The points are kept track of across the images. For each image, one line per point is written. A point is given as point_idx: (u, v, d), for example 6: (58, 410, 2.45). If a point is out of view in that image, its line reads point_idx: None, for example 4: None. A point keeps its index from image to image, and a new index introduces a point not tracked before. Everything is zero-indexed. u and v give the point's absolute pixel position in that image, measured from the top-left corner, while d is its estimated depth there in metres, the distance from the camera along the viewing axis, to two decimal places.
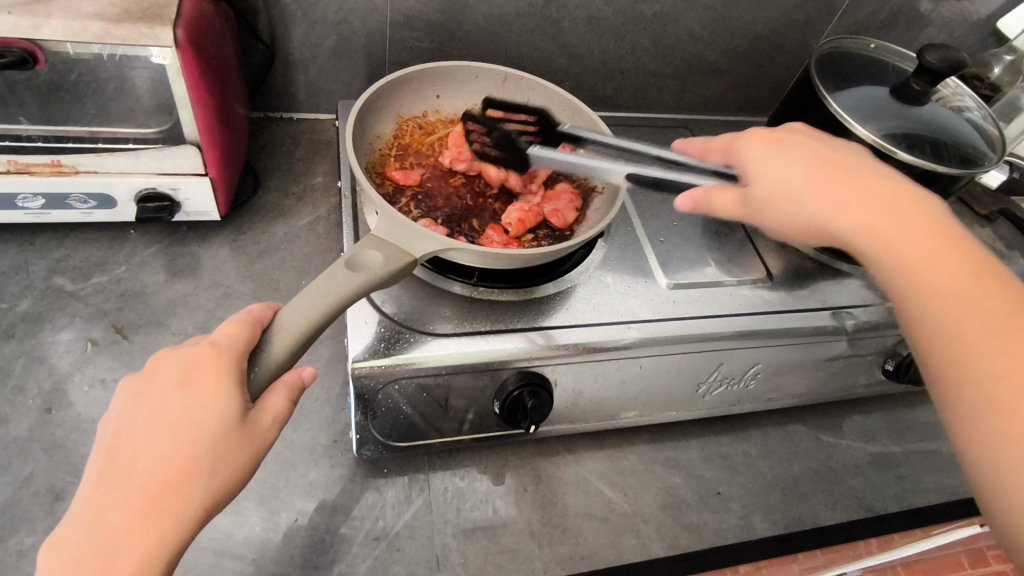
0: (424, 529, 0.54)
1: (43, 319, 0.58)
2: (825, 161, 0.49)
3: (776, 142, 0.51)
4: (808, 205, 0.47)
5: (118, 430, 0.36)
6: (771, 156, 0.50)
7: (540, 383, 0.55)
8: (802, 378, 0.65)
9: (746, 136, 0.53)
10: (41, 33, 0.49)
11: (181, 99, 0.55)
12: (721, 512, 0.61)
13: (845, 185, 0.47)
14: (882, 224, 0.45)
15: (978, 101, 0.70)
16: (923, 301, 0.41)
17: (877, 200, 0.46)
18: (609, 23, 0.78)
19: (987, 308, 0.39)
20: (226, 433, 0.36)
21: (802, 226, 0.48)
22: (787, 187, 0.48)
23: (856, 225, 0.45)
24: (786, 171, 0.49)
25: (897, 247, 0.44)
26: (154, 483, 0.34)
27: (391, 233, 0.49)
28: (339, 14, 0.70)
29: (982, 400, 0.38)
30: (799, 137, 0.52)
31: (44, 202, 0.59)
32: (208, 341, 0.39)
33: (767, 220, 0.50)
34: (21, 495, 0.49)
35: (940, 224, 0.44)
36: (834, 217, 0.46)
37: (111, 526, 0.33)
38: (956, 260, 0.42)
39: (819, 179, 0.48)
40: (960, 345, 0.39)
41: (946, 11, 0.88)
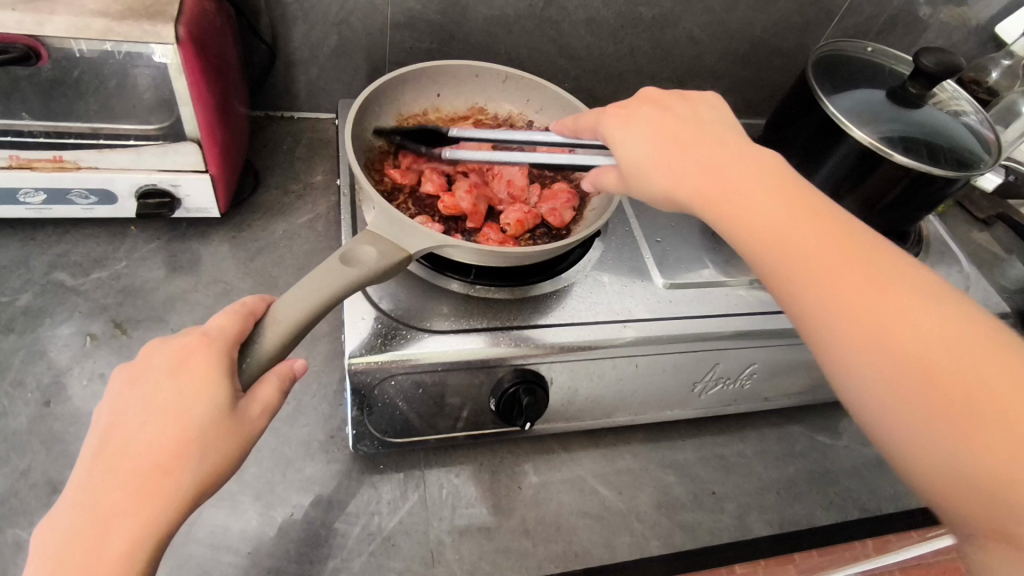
0: (419, 525, 0.55)
1: (43, 314, 0.59)
2: (688, 136, 0.46)
3: (626, 114, 0.49)
4: (663, 179, 0.45)
5: (110, 416, 0.36)
6: (623, 133, 0.48)
7: (535, 380, 0.55)
8: (798, 379, 0.66)
9: (603, 110, 0.51)
10: (44, 29, 0.49)
11: (182, 96, 0.56)
12: (716, 512, 0.61)
13: (725, 158, 0.44)
14: (720, 188, 0.43)
15: (974, 105, 0.70)
16: (791, 276, 0.39)
17: (707, 173, 0.44)
18: (608, 25, 0.78)
19: (860, 282, 0.37)
20: (216, 420, 0.36)
21: (659, 199, 0.47)
22: (649, 157, 0.47)
23: (698, 193, 0.44)
24: (642, 143, 0.47)
25: (739, 210, 0.42)
26: (144, 468, 0.34)
27: (388, 229, 0.49)
28: (339, 14, 0.71)
29: (871, 377, 0.36)
30: (640, 111, 0.49)
31: (45, 197, 0.60)
32: (201, 330, 0.39)
33: (642, 192, 0.48)
34: (19, 487, 0.49)
35: (793, 187, 0.42)
36: (691, 195, 0.44)
37: (102, 509, 0.33)
38: (830, 229, 0.40)
39: (687, 155, 0.45)
40: (839, 322, 0.37)
41: (945, 16, 0.88)
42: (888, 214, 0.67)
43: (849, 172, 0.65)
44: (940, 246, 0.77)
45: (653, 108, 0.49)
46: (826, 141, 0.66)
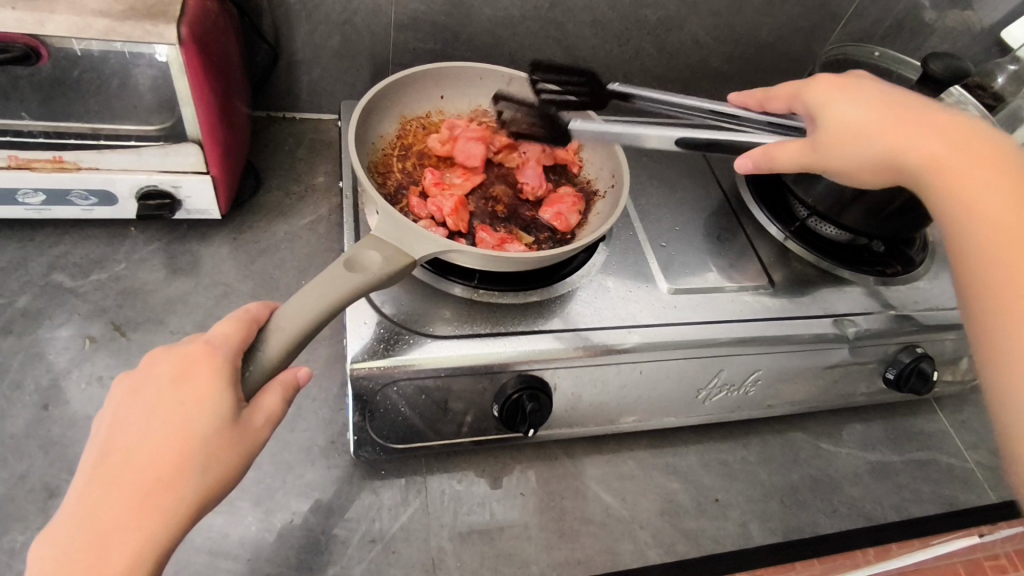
0: (420, 531, 0.54)
1: (41, 315, 0.58)
2: (907, 112, 0.48)
3: (845, 83, 0.51)
4: (886, 146, 0.47)
5: (111, 427, 0.36)
6: (842, 101, 0.50)
7: (539, 387, 0.54)
8: (803, 386, 0.65)
9: (814, 80, 0.53)
10: (45, 28, 0.48)
11: (183, 96, 0.55)
12: (719, 519, 0.60)
13: (918, 125, 0.46)
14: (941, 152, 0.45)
15: (980, 110, 0.70)
16: (980, 236, 0.42)
17: (954, 147, 0.45)
18: (612, 27, 0.78)
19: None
20: (219, 431, 0.36)
21: (867, 162, 0.48)
22: (860, 124, 0.48)
23: (929, 149, 0.45)
24: (861, 108, 0.49)
25: (970, 184, 0.43)
26: (146, 480, 0.34)
27: (391, 234, 0.48)
28: (343, 15, 0.70)
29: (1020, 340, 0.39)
30: (887, 88, 0.50)
31: (44, 198, 0.59)
32: (203, 339, 0.39)
33: (831, 161, 0.50)
34: (16, 491, 0.49)
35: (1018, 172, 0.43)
36: (912, 154, 0.46)
37: (103, 521, 0.33)
38: (1010, 186, 0.42)
39: (890, 122, 0.47)
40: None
41: (950, 21, 0.88)
42: (894, 219, 0.66)
43: None
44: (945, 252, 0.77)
45: (874, 80, 0.52)
46: None
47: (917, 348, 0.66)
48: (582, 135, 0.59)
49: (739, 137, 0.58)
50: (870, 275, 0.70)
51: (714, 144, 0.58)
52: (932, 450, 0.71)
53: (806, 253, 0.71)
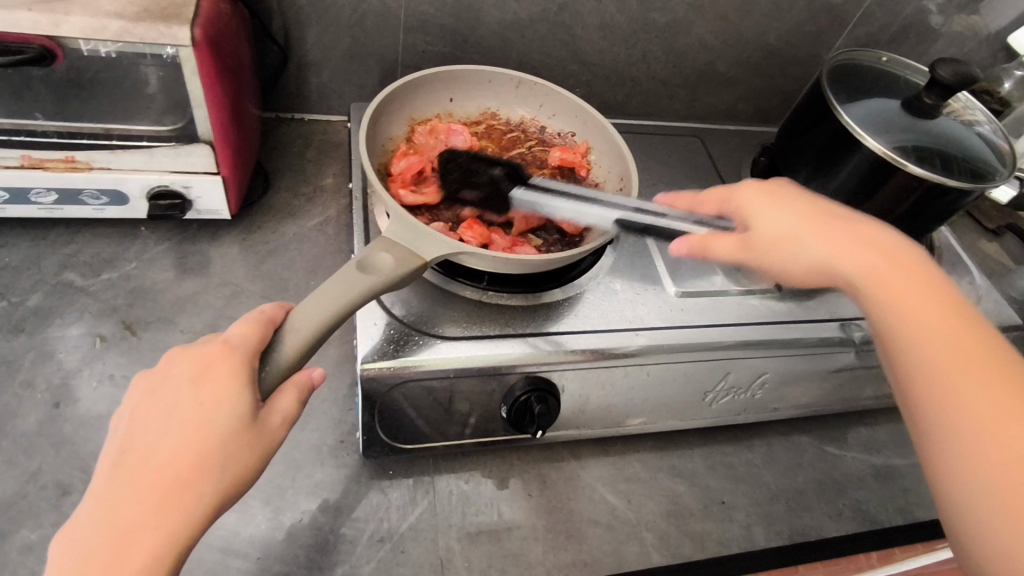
0: (428, 531, 0.54)
1: (53, 314, 0.59)
2: (833, 217, 0.47)
3: (768, 190, 0.49)
4: (819, 254, 0.45)
5: (129, 427, 0.36)
6: (768, 205, 0.48)
7: (547, 389, 0.55)
8: (809, 389, 0.65)
9: (741, 186, 0.51)
10: (59, 30, 0.49)
11: (195, 97, 0.56)
12: (726, 522, 0.60)
13: (841, 233, 0.46)
14: (879, 265, 0.44)
15: (988, 115, 0.70)
16: (927, 362, 0.41)
17: (874, 263, 0.44)
18: (620, 30, 0.78)
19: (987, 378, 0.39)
20: (237, 431, 0.36)
21: (804, 266, 0.46)
22: (789, 234, 0.46)
23: (855, 262, 0.44)
24: (778, 209, 0.48)
25: (897, 295, 0.43)
26: (166, 479, 0.34)
27: (403, 236, 0.49)
28: (353, 17, 0.70)
29: (987, 471, 0.37)
30: (790, 193, 0.49)
31: (57, 197, 0.60)
32: (220, 340, 0.39)
33: (767, 262, 0.48)
34: (28, 489, 0.49)
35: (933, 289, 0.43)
36: (840, 262, 0.45)
37: (122, 519, 0.33)
38: (936, 296, 0.42)
39: (818, 234, 0.46)
40: (967, 418, 0.38)
41: (957, 26, 0.88)
42: (901, 224, 0.66)
43: (863, 181, 0.65)
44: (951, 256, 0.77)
45: (791, 185, 0.50)
46: (840, 151, 0.66)
47: None
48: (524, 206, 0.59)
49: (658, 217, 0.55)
50: None
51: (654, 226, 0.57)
52: None
53: None
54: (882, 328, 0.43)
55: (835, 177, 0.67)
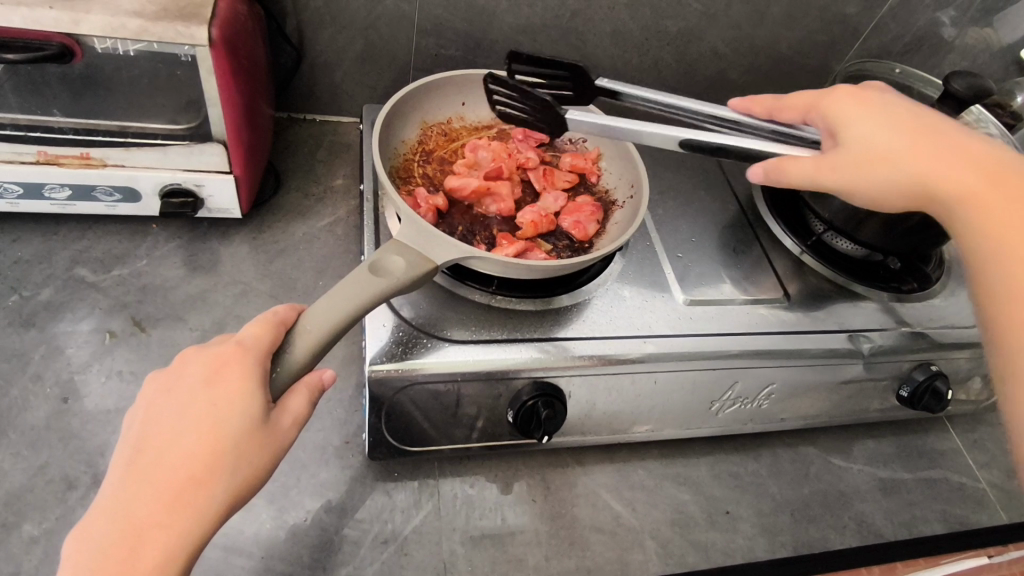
0: (432, 535, 0.54)
1: (63, 309, 0.59)
2: (927, 127, 0.47)
3: (866, 102, 0.49)
4: (886, 142, 0.46)
5: (143, 426, 0.36)
6: (864, 114, 0.48)
7: (554, 394, 0.55)
8: (817, 400, 0.65)
9: (832, 92, 0.51)
10: (79, 28, 0.49)
11: (210, 98, 0.56)
12: (730, 532, 0.60)
13: (940, 144, 0.45)
14: (974, 181, 0.43)
15: (1001, 129, 0.69)
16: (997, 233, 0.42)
17: (915, 135, 0.46)
18: (633, 37, 0.78)
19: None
20: (249, 432, 0.36)
21: (895, 186, 0.46)
22: (880, 132, 0.47)
23: (940, 174, 0.44)
24: (897, 108, 0.48)
25: (989, 205, 0.43)
26: (178, 478, 0.34)
27: (414, 239, 0.49)
28: (367, 20, 0.71)
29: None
30: (879, 95, 0.50)
31: (70, 193, 0.60)
32: (234, 340, 0.39)
33: (860, 178, 0.47)
34: (36, 482, 0.49)
35: (986, 158, 0.44)
36: (918, 167, 0.45)
37: (136, 518, 0.33)
38: None
39: (931, 139, 0.46)
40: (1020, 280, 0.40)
41: (970, 39, 0.88)
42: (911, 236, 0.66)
43: None
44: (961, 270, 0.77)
45: (888, 95, 0.50)
46: None
47: (931, 366, 0.66)
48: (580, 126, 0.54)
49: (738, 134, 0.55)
50: (885, 292, 0.70)
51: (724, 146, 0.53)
52: (944, 468, 0.71)
53: (822, 266, 0.71)
54: (847, 183, 0.48)
55: None
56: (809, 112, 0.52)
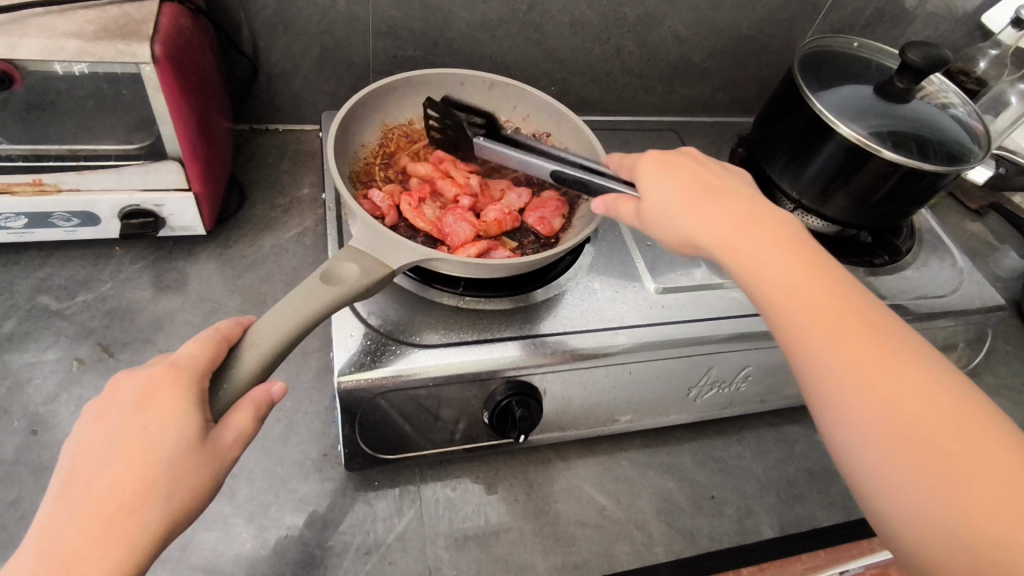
0: (416, 541, 0.54)
1: (28, 339, 0.58)
2: (710, 186, 0.47)
3: (661, 162, 0.50)
4: (681, 212, 0.46)
5: (74, 456, 0.35)
6: (659, 175, 0.49)
7: (529, 392, 0.55)
8: (795, 379, 0.65)
9: (643, 154, 0.52)
10: (16, 53, 0.48)
11: (160, 114, 0.55)
12: (715, 516, 0.60)
13: (716, 203, 0.46)
14: (733, 242, 0.44)
15: (962, 97, 0.70)
16: (792, 306, 0.41)
17: (693, 197, 0.46)
18: (592, 26, 0.78)
19: (839, 314, 0.40)
20: (183, 454, 0.35)
21: (678, 241, 0.46)
22: (667, 208, 0.47)
23: (712, 240, 0.44)
24: (718, 170, 0.50)
25: (769, 273, 0.42)
26: (110, 507, 0.33)
27: (371, 245, 0.48)
28: (321, 25, 0.70)
29: (874, 415, 0.37)
30: (684, 158, 0.51)
31: (26, 221, 0.59)
32: (168, 360, 0.38)
33: (653, 234, 0.48)
34: (7, 517, 0.49)
35: (774, 223, 0.44)
36: (710, 241, 0.45)
37: (64, 552, 0.32)
38: (819, 274, 0.41)
39: (708, 199, 0.46)
40: (835, 359, 0.38)
41: (931, 7, 0.88)
42: (878, 209, 0.66)
43: (839, 168, 0.64)
44: (933, 239, 0.77)
45: (686, 153, 0.52)
46: (814, 138, 0.65)
47: None
48: (486, 151, 0.61)
49: (589, 178, 0.55)
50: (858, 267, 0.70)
51: (584, 184, 0.55)
52: None
53: None
54: (659, 236, 0.48)
55: (811, 165, 0.66)
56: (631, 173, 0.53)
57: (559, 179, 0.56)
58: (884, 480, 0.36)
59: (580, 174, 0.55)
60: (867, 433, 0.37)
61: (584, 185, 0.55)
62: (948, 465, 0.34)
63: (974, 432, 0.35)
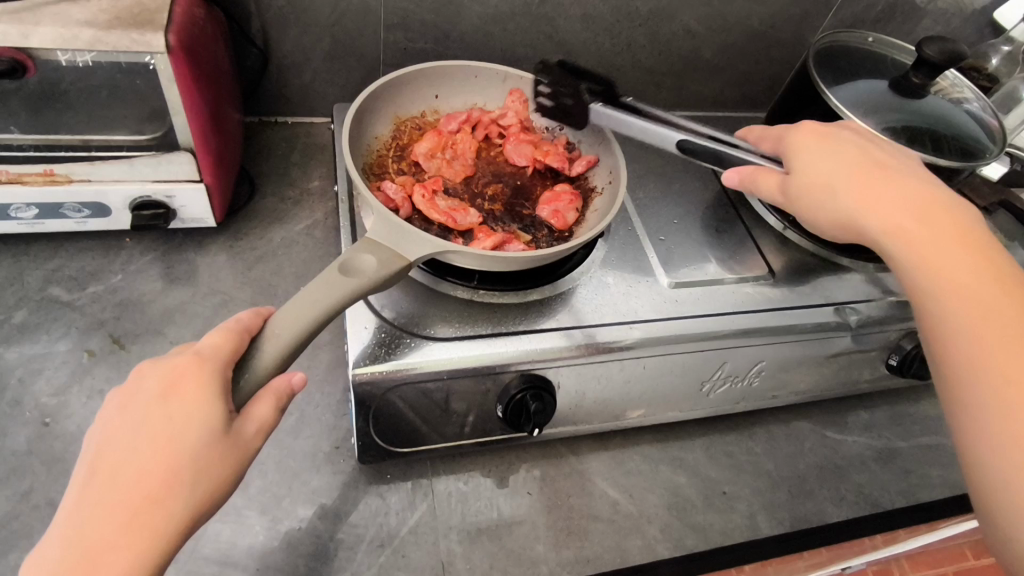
0: (428, 534, 0.54)
1: (39, 330, 0.58)
2: (880, 166, 0.50)
3: (823, 138, 0.53)
4: (847, 194, 0.49)
5: (99, 445, 0.35)
6: (819, 149, 0.52)
7: (543, 386, 0.54)
8: (807, 375, 0.65)
9: (798, 127, 0.55)
10: (29, 41, 0.48)
11: (173, 105, 0.55)
12: (727, 512, 0.60)
13: (882, 178, 0.49)
14: (905, 223, 0.46)
15: (976, 92, 0.70)
16: (922, 260, 0.44)
17: (861, 172, 0.49)
18: (604, 20, 0.77)
19: (985, 276, 0.43)
20: (208, 444, 0.35)
21: (833, 219, 0.49)
22: (829, 178, 0.50)
23: (877, 219, 0.47)
24: (882, 150, 0.52)
25: (920, 246, 0.45)
26: (135, 496, 0.33)
27: (387, 237, 0.48)
28: (332, 16, 0.69)
29: (989, 370, 0.39)
30: (846, 134, 0.53)
31: (37, 211, 0.59)
32: (192, 350, 0.38)
33: (801, 207, 0.51)
34: (20, 508, 0.48)
35: (948, 204, 0.47)
36: (872, 218, 0.47)
37: (90, 539, 0.32)
38: (974, 250, 0.44)
39: (871, 177, 0.49)
40: (965, 308, 0.42)
41: (943, 3, 0.88)
42: None
43: None
44: None
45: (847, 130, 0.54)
46: None
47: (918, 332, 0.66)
48: (601, 117, 0.58)
49: (726, 151, 0.56)
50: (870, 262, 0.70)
51: (714, 155, 0.56)
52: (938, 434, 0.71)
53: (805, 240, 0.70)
54: (807, 209, 0.51)
55: None
56: (780, 145, 0.55)
57: (685, 150, 0.56)
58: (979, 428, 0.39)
59: (713, 146, 0.56)
60: (970, 382, 0.40)
61: (714, 156, 0.56)
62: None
63: None
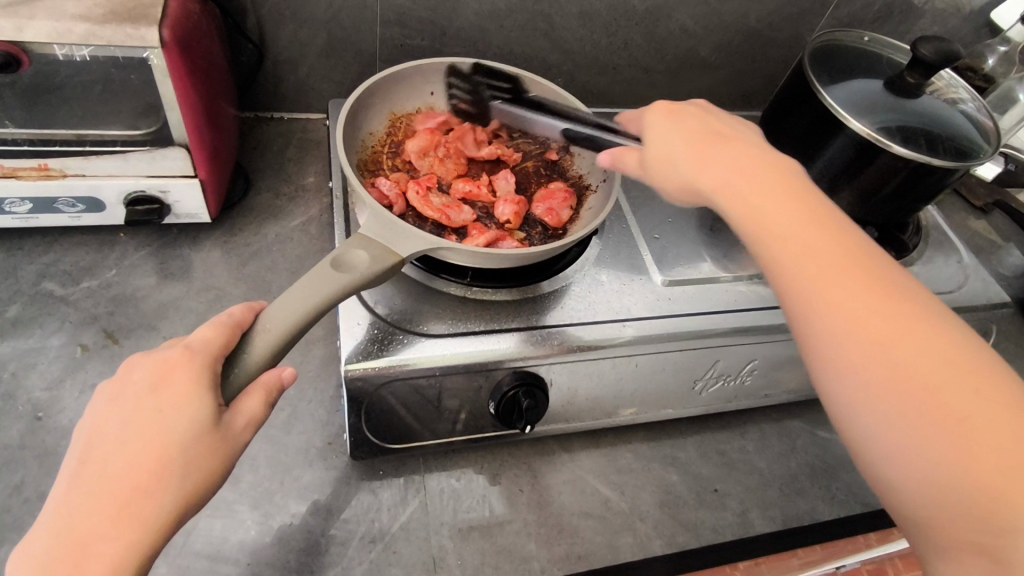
0: (420, 530, 0.54)
1: (33, 324, 0.58)
2: (713, 141, 0.47)
3: (676, 117, 0.50)
4: (696, 174, 0.46)
5: (88, 438, 0.35)
6: (665, 125, 0.50)
7: (535, 383, 0.55)
8: (800, 373, 0.65)
9: (649, 108, 0.52)
10: (23, 35, 0.48)
11: (167, 99, 0.54)
12: (719, 510, 0.60)
13: (720, 155, 0.46)
14: (748, 201, 0.43)
15: (971, 93, 0.70)
16: (793, 262, 0.41)
17: (702, 152, 0.47)
18: (601, 18, 0.77)
19: (858, 283, 0.39)
20: (196, 438, 0.35)
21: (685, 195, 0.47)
22: (675, 158, 0.47)
23: (720, 197, 0.45)
24: (726, 126, 0.50)
25: (776, 232, 0.42)
26: (123, 489, 0.33)
27: (380, 233, 0.48)
28: (328, 12, 0.69)
29: (881, 384, 0.36)
30: (677, 109, 0.51)
31: (31, 206, 0.59)
32: (182, 344, 0.38)
33: (657, 183, 0.49)
34: (12, 502, 0.49)
35: (782, 183, 0.44)
36: (719, 198, 0.45)
37: (79, 530, 0.32)
38: (829, 246, 0.41)
39: (704, 153, 0.47)
40: (839, 317, 0.38)
41: (940, 3, 0.88)
42: (886, 205, 0.66)
43: (848, 162, 0.64)
44: (941, 235, 0.78)
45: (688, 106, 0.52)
46: (824, 132, 0.65)
47: None
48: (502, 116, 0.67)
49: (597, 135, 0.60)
50: None
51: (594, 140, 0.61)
52: None
53: None
54: (659, 184, 0.49)
55: (821, 158, 0.66)
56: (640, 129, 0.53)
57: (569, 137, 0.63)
58: (896, 453, 0.36)
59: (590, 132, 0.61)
60: (866, 396, 0.37)
61: (591, 140, 0.61)
62: (961, 441, 0.34)
63: (981, 395, 0.35)
